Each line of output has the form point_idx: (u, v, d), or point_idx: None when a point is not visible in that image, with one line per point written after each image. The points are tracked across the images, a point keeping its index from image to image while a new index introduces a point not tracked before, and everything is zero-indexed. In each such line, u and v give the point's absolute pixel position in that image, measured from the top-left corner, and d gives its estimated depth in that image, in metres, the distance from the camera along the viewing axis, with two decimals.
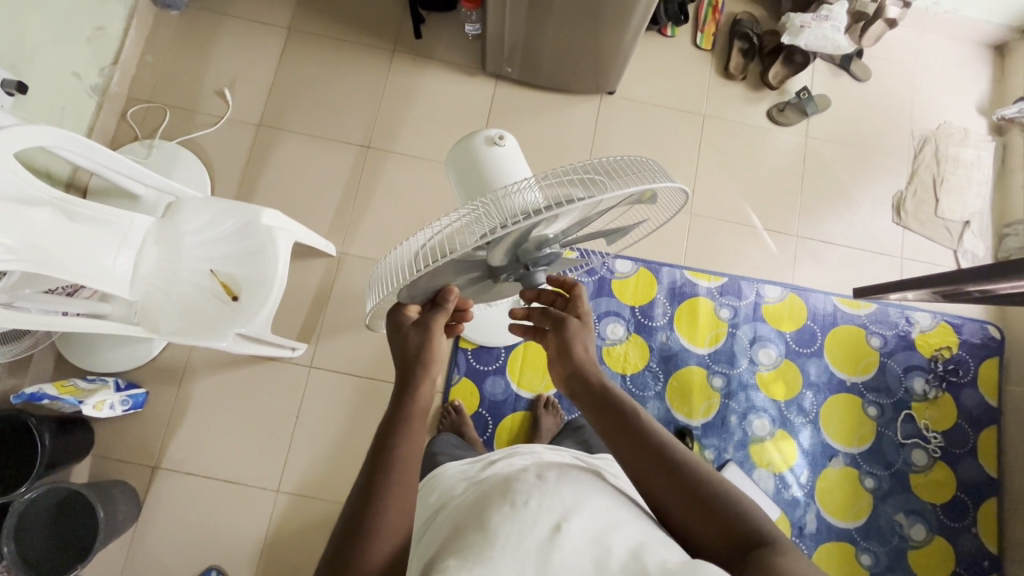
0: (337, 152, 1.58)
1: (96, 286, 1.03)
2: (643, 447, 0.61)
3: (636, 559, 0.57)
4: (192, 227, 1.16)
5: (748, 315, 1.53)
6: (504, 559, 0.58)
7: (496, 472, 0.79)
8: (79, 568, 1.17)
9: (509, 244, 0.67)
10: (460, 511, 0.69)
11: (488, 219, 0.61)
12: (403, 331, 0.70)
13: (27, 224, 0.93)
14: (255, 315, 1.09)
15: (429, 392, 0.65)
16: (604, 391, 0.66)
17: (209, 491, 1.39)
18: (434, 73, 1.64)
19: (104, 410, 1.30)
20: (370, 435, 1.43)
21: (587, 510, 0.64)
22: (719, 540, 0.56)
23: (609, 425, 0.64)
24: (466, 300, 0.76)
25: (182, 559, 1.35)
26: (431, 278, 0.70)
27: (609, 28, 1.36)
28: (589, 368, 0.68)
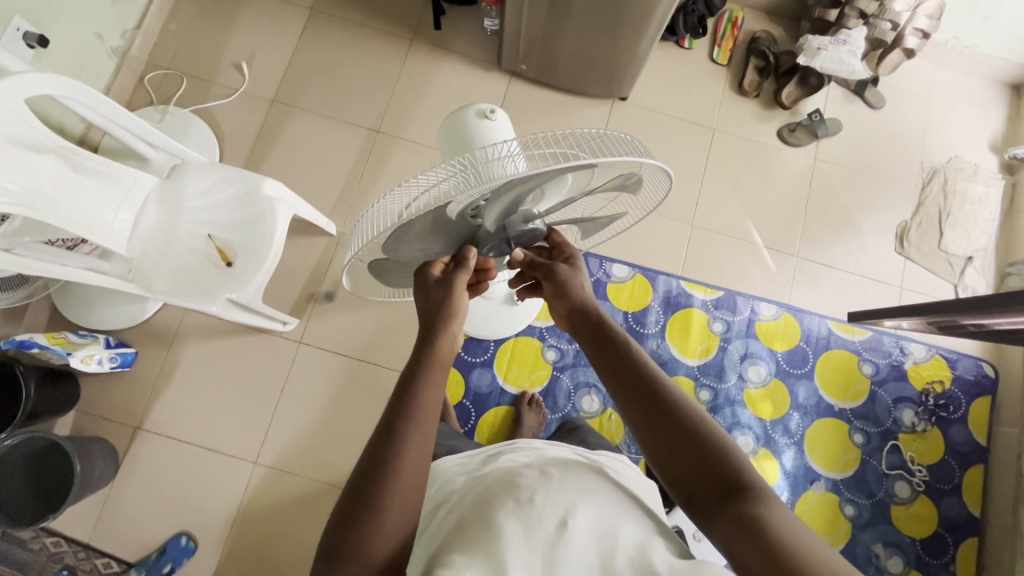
0: (346, 134, 1.59)
1: (95, 239, 1.05)
2: (635, 377, 0.64)
3: (642, 558, 0.62)
4: (195, 189, 1.17)
5: (741, 331, 1.53)
6: (513, 552, 0.61)
7: (497, 465, 0.79)
8: (49, 519, 1.18)
9: (495, 214, 0.67)
10: (464, 504, 0.69)
11: (472, 180, 0.61)
12: (423, 285, 0.71)
13: (30, 169, 0.95)
14: (247, 279, 1.10)
15: (451, 345, 0.65)
16: (601, 325, 0.70)
17: (187, 456, 1.39)
18: (450, 66, 1.66)
19: (92, 364, 1.31)
20: (353, 415, 1.43)
21: (592, 509, 0.66)
22: (697, 482, 0.57)
23: (600, 356, 0.68)
24: (486, 259, 0.79)
25: (153, 522, 1.36)
26: (412, 239, 0.70)
27: (625, 34, 1.37)
28: (580, 307, 0.73)
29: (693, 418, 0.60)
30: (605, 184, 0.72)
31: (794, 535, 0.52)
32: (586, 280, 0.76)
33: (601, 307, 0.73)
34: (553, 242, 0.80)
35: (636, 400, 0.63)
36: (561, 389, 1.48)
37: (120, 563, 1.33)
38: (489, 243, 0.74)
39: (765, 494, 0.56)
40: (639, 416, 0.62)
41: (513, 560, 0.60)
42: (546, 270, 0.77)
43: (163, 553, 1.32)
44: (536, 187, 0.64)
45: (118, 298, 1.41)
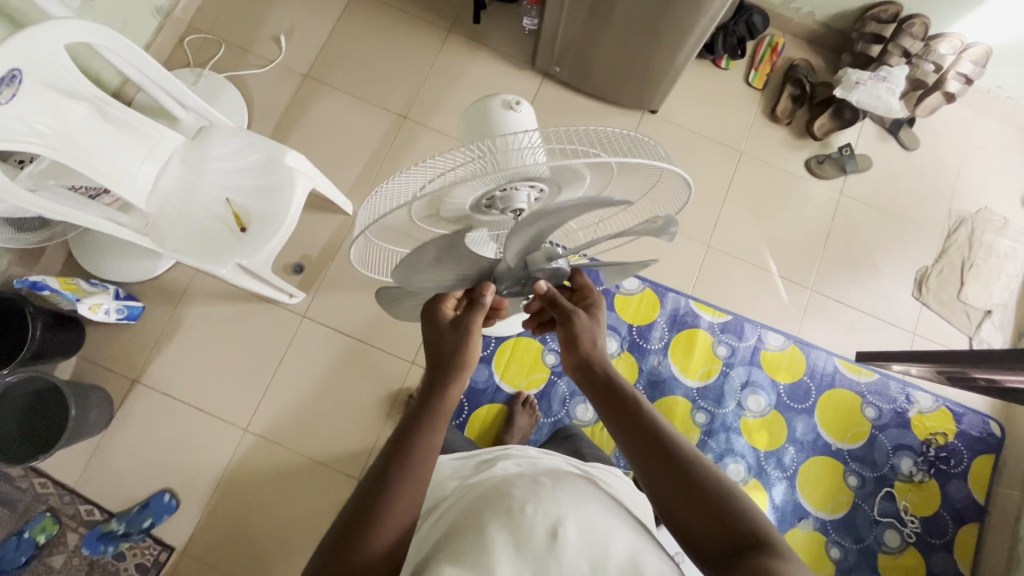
0: (373, 116, 1.60)
1: (115, 189, 1.06)
2: (642, 429, 0.65)
3: (634, 568, 0.61)
4: (218, 153, 1.17)
5: (745, 358, 1.51)
6: (503, 563, 0.60)
7: (489, 473, 0.79)
8: (39, 459, 1.19)
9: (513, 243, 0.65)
10: (457, 512, 0.70)
11: (492, 165, 0.59)
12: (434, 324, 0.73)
13: (61, 115, 0.96)
14: (256, 246, 1.11)
15: (457, 395, 0.66)
16: (612, 382, 0.71)
17: (180, 415, 1.40)
18: (483, 61, 1.66)
19: (99, 313, 1.34)
20: (346, 395, 1.43)
21: (582, 516, 0.64)
22: (713, 539, 0.58)
23: (611, 414, 0.69)
24: (501, 298, 0.82)
25: (140, 475, 1.37)
26: (426, 263, 0.67)
27: (663, 46, 1.36)
28: (591, 359, 0.73)
29: (698, 468, 0.62)
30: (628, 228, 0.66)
31: None
32: (602, 333, 0.76)
33: (610, 362, 0.73)
34: (577, 283, 0.81)
35: (643, 454, 0.64)
36: (557, 394, 1.47)
37: (103, 512, 1.34)
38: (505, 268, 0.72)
39: (780, 549, 0.56)
40: (648, 474, 0.63)
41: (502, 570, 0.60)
42: (563, 316, 0.77)
43: (145, 507, 1.33)
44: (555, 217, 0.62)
45: (128, 254, 1.42)
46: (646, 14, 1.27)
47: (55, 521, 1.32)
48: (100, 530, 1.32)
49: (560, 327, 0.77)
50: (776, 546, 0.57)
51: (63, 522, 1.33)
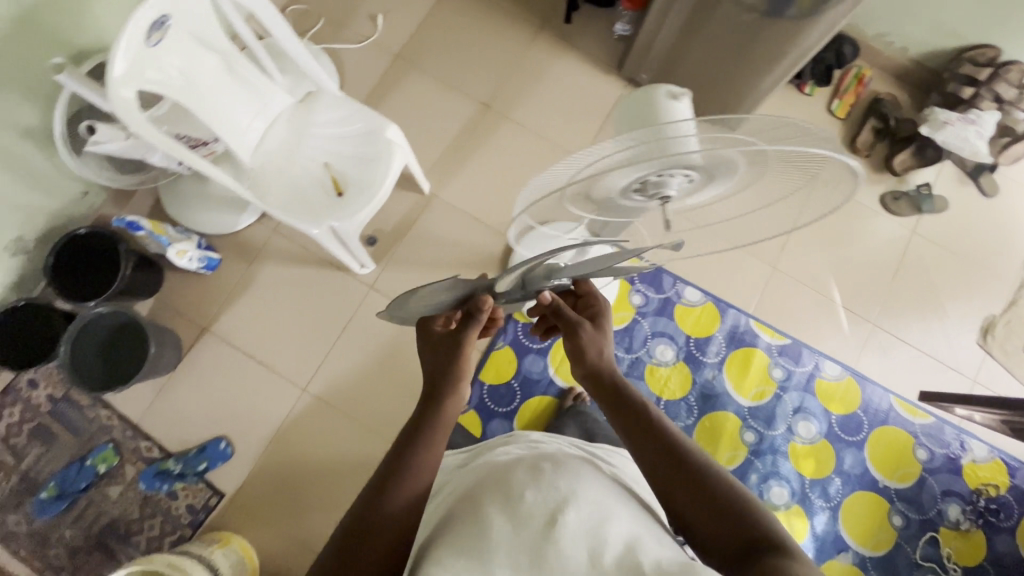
0: (458, 101, 1.63)
1: (226, 140, 1.11)
2: (644, 434, 0.70)
3: (631, 555, 0.59)
4: (324, 118, 1.21)
5: (800, 384, 1.50)
6: (499, 545, 0.60)
7: (492, 458, 0.82)
8: (113, 390, 1.24)
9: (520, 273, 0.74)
10: (456, 499, 0.72)
11: (649, 151, 0.61)
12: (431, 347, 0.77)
13: (194, 63, 1.02)
14: (352, 210, 1.14)
15: (453, 408, 0.73)
16: (620, 390, 0.76)
17: (243, 368, 1.45)
18: (570, 60, 1.68)
19: (183, 260, 1.37)
20: (404, 369, 1.46)
21: (585, 502, 0.65)
22: (726, 539, 0.61)
23: (624, 420, 0.73)
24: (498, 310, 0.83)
25: (200, 420, 1.41)
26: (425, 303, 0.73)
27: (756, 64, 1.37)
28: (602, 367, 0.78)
29: (700, 468, 0.66)
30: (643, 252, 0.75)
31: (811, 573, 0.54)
32: (608, 344, 0.80)
33: (619, 372, 0.78)
34: (583, 290, 0.84)
35: (643, 456, 0.69)
36: None
37: (161, 450, 1.39)
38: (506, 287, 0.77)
39: (792, 549, 0.58)
40: (663, 479, 0.66)
41: (499, 560, 0.59)
42: (570, 324, 0.81)
43: (202, 451, 1.38)
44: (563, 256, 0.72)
45: (210, 207, 1.46)
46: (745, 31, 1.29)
47: (116, 453, 1.37)
48: (157, 468, 1.37)
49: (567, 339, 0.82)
50: (784, 543, 0.58)
51: (123, 455, 1.38)
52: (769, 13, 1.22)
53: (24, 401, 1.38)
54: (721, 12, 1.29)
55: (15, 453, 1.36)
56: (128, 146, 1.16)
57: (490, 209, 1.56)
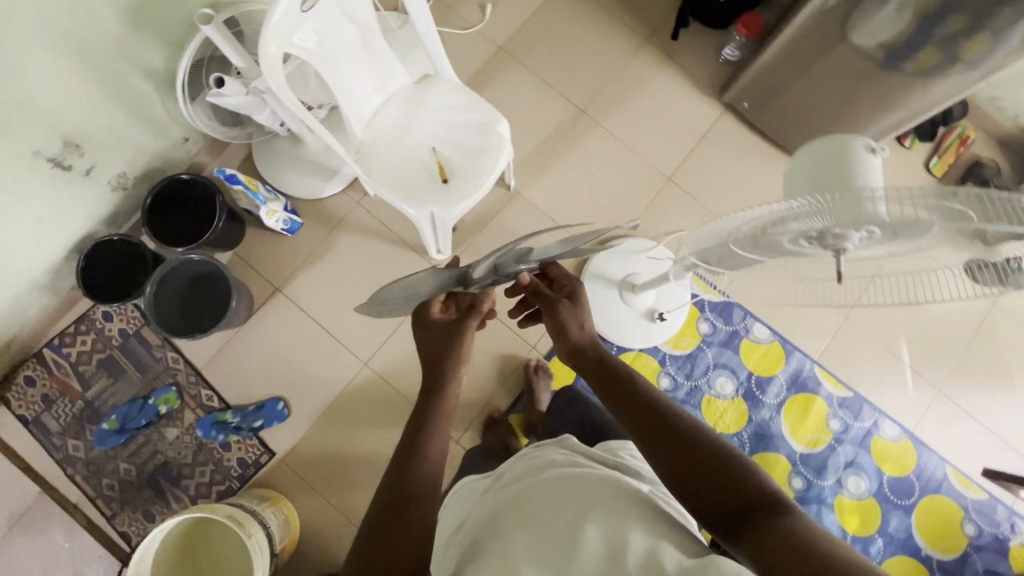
0: (554, 103, 1.61)
1: (346, 111, 1.12)
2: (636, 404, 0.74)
3: (653, 558, 0.58)
4: (437, 104, 1.21)
5: (856, 438, 1.48)
6: (525, 566, 0.60)
7: (510, 473, 0.80)
8: (189, 337, 1.26)
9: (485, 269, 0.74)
10: (476, 526, 0.71)
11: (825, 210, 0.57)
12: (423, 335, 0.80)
13: (336, 33, 1.02)
14: (455, 199, 1.15)
15: (454, 396, 0.77)
16: (602, 363, 0.81)
17: (309, 333, 1.46)
18: (671, 77, 1.65)
19: (270, 219, 1.39)
20: None
21: (601, 509, 0.63)
22: (729, 501, 0.64)
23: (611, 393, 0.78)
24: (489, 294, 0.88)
25: (261, 378, 1.43)
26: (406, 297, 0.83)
27: (862, 109, 1.38)
28: (580, 346, 0.83)
29: (694, 434, 0.70)
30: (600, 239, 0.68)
31: (819, 534, 0.57)
32: (586, 318, 0.84)
33: (598, 344, 0.83)
34: (556, 274, 0.88)
35: (637, 427, 0.72)
36: None
37: (221, 401, 1.41)
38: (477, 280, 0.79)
39: (794, 511, 0.61)
40: (668, 464, 0.68)
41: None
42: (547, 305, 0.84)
43: (259, 408, 1.40)
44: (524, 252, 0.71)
45: (301, 171, 1.48)
46: (856, 77, 1.31)
47: (178, 397, 1.40)
48: (215, 418, 1.39)
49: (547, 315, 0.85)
50: (785, 502, 0.62)
51: (184, 400, 1.40)
52: (883, 65, 1.25)
53: (97, 332, 1.41)
54: (836, 55, 1.30)
55: (82, 381, 1.39)
56: (246, 102, 1.17)
57: (571, 214, 1.56)
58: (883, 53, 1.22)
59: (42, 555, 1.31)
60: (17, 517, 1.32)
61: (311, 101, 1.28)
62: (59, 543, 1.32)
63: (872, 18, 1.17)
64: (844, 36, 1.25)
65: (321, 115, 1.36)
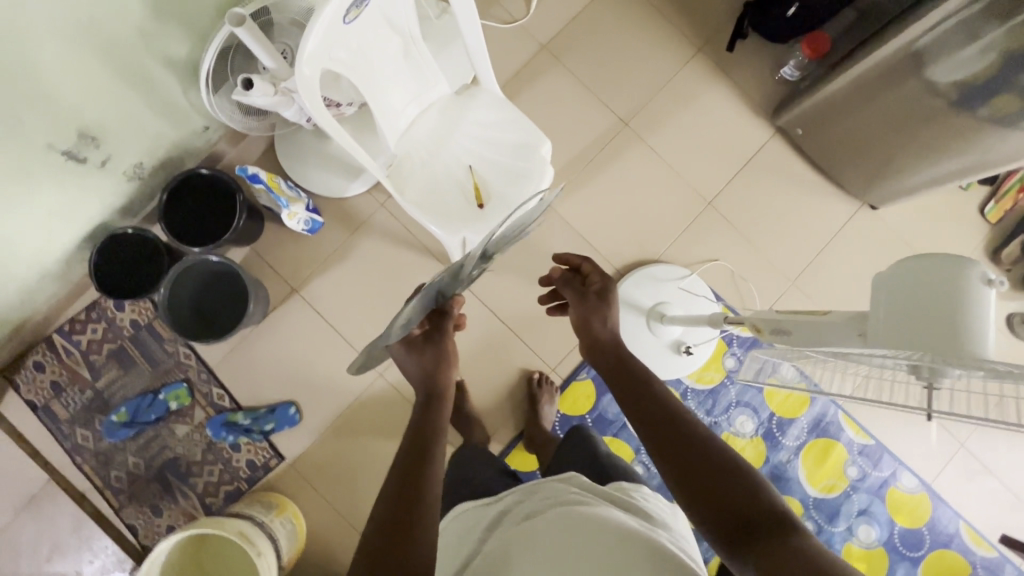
0: (596, 112, 1.52)
1: (381, 125, 1.05)
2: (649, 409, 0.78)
3: None
4: (476, 118, 1.13)
5: (872, 487, 1.46)
6: None
7: (513, 518, 0.74)
8: (202, 343, 1.22)
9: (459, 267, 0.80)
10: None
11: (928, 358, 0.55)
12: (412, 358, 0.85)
13: (379, 44, 0.95)
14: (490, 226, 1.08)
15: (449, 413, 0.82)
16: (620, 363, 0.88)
17: (324, 338, 1.42)
18: (722, 95, 1.55)
19: (292, 221, 1.33)
20: (484, 376, 1.44)
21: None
22: (728, 513, 0.65)
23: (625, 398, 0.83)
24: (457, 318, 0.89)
25: (274, 380, 1.40)
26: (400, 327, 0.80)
27: (918, 149, 1.28)
28: (598, 341, 0.92)
29: (701, 446, 0.72)
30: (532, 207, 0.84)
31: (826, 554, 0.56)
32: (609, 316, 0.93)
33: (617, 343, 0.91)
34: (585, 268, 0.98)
35: (648, 429, 0.77)
36: None
37: (232, 401, 1.39)
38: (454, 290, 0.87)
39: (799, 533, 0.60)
40: (675, 470, 0.71)
41: None
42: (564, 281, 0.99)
43: (271, 412, 1.37)
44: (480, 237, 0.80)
45: (325, 168, 1.41)
46: (920, 116, 1.21)
47: (189, 394, 1.37)
48: (226, 418, 1.37)
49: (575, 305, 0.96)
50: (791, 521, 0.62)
51: (195, 397, 1.38)
52: (953, 105, 1.14)
53: (108, 322, 1.37)
54: (905, 91, 1.20)
55: (92, 371, 1.36)
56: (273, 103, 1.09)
57: (603, 234, 1.49)
58: (955, 92, 1.12)
59: (50, 541, 1.32)
60: (27, 502, 1.32)
61: (340, 100, 1.18)
62: (66, 531, 1.33)
63: (949, 55, 1.07)
64: (917, 69, 1.15)
65: (349, 112, 1.27)
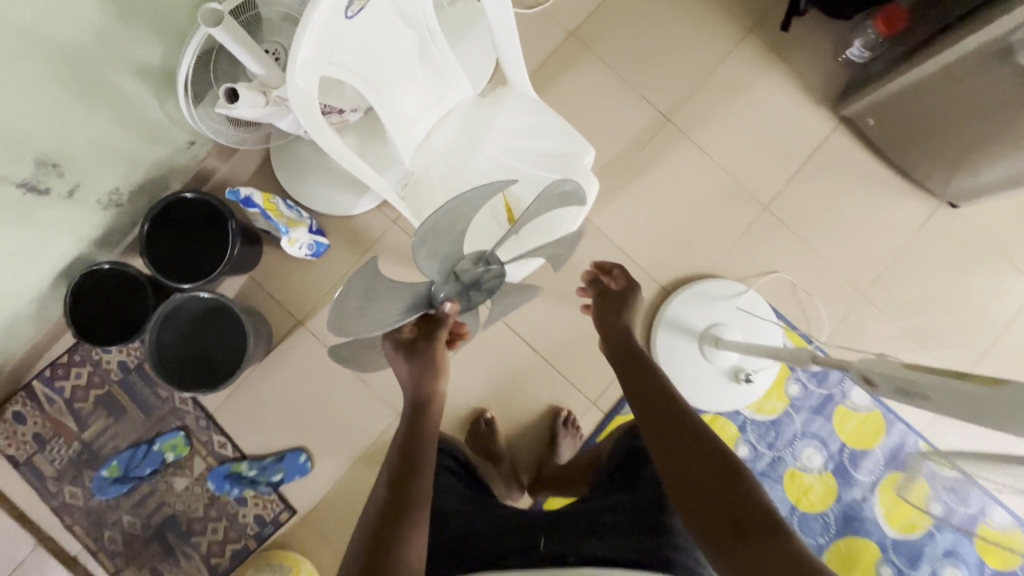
0: (633, 107, 1.33)
1: (395, 138, 0.87)
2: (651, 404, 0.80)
3: None
4: (505, 124, 0.95)
5: (959, 525, 1.28)
6: None
7: None
8: (196, 393, 1.06)
9: (433, 244, 0.72)
10: None
11: None
12: (398, 362, 0.88)
13: (391, 43, 0.79)
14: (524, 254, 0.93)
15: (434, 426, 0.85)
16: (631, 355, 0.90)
17: (335, 375, 1.26)
18: (776, 83, 1.35)
19: (294, 248, 1.16)
20: (516, 412, 1.28)
21: None
22: (718, 506, 0.66)
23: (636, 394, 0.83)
24: (461, 327, 0.90)
25: (280, 425, 1.25)
26: (365, 306, 0.72)
27: (1003, 148, 1.09)
28: (613, 326, 0.95)
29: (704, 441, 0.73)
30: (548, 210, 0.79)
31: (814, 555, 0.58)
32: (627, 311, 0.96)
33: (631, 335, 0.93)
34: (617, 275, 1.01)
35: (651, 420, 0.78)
36: None
37: (235, 450, 1.23)
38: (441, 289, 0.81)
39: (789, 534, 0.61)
40: (674, 461, 0.72)
41: None
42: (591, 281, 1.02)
43: (279, 461, 1.23)
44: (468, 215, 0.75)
45: (329, 183, 1.24)
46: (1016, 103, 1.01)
47: (187, 444, 1.23)
48: (229, 469, 1.22)
49: (597, 300, 0.99)
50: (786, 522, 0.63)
51: (193, 446, 1.23)
52: None
53: (93, 364, 1.22)
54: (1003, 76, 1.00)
55: (79, 421, 1.22)
56: (264, 116, 0.92)
57: (644, 248, 1.31)
58: None
59: None
60: (13, 569, 1.19)
61: (343, 107, 1.01)
62: None
63: None
64: (1007, 55, 0.96)
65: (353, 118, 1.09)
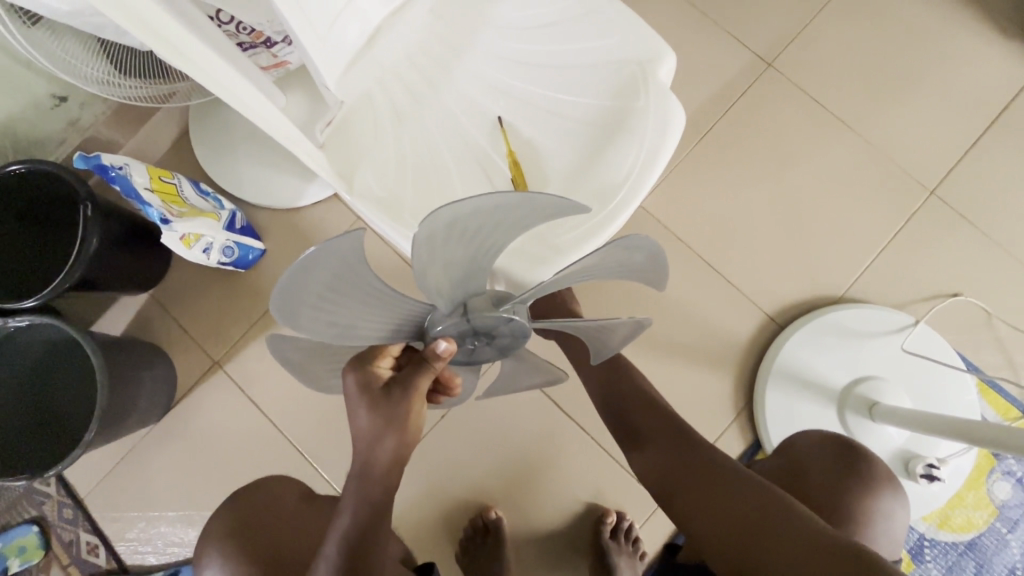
0: (713, 50, 0.89)
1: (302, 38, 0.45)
2: (665, 460, 0.57)
3: None
4: (511, 19, 0.54)
5: None
6: None
7: None
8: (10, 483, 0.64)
9: (433, 257, 0.33)
10: None
11: None
12: (348, 406, 0.44)
13: None
14: (559, 262, 0.47)
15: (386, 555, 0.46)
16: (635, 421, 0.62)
17: (265, 446, 0.84)
18: (930, 12, 0.90)
19: (194, 250, 0.74)
20: (538, 514, 0.81)
21: None
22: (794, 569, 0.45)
23: (648, 451, 0.59)
24: (453, 379, 0.46)
25: (179, 522, 0.83)
26: (331, 302, 0.34)
27: None
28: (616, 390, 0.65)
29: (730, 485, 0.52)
30: (600, 275, 0.39)
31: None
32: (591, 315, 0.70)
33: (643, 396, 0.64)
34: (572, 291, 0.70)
35: (669, 478, 0.55)
36: None
37: (110, 558, 0.82)
38: (437, 320, 0.39)
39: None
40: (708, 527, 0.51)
41: None
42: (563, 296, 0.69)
43: None
44: (503, 238, 0.34)
45: (266, 162, 0.85)
46: None
47: (42, 546, 0.82)
48: None
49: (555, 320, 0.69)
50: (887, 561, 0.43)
51: (52, 551, 0.82)
52: None
53: None
54: None
55: None
56: (101, 26, 0.53)
57: (739, 257, 0.84)
58: None
59: None
60: None
61: (263, 28, 0.54)
62: None
63: None
64: None
65: (296, 61, 0.66)
